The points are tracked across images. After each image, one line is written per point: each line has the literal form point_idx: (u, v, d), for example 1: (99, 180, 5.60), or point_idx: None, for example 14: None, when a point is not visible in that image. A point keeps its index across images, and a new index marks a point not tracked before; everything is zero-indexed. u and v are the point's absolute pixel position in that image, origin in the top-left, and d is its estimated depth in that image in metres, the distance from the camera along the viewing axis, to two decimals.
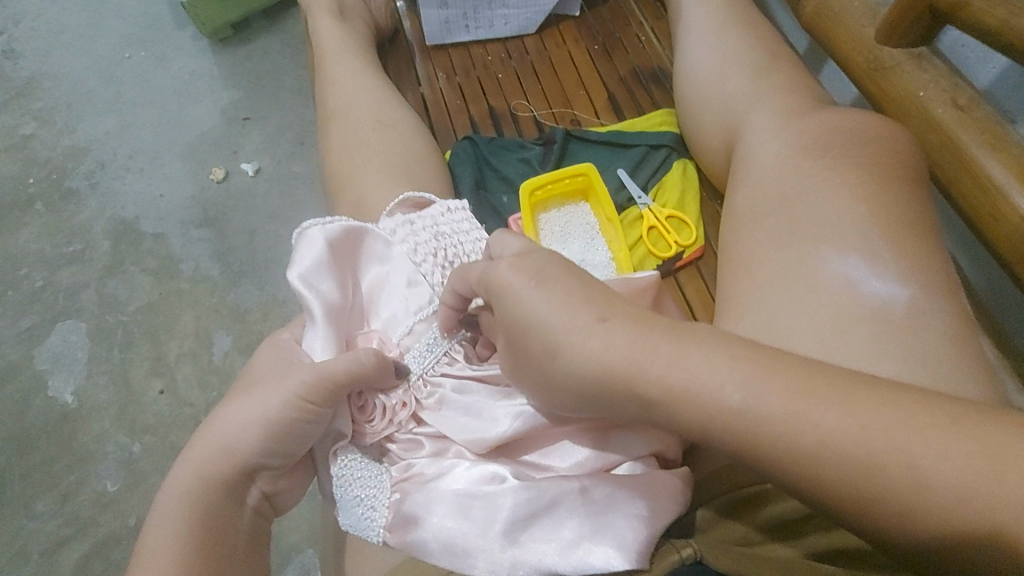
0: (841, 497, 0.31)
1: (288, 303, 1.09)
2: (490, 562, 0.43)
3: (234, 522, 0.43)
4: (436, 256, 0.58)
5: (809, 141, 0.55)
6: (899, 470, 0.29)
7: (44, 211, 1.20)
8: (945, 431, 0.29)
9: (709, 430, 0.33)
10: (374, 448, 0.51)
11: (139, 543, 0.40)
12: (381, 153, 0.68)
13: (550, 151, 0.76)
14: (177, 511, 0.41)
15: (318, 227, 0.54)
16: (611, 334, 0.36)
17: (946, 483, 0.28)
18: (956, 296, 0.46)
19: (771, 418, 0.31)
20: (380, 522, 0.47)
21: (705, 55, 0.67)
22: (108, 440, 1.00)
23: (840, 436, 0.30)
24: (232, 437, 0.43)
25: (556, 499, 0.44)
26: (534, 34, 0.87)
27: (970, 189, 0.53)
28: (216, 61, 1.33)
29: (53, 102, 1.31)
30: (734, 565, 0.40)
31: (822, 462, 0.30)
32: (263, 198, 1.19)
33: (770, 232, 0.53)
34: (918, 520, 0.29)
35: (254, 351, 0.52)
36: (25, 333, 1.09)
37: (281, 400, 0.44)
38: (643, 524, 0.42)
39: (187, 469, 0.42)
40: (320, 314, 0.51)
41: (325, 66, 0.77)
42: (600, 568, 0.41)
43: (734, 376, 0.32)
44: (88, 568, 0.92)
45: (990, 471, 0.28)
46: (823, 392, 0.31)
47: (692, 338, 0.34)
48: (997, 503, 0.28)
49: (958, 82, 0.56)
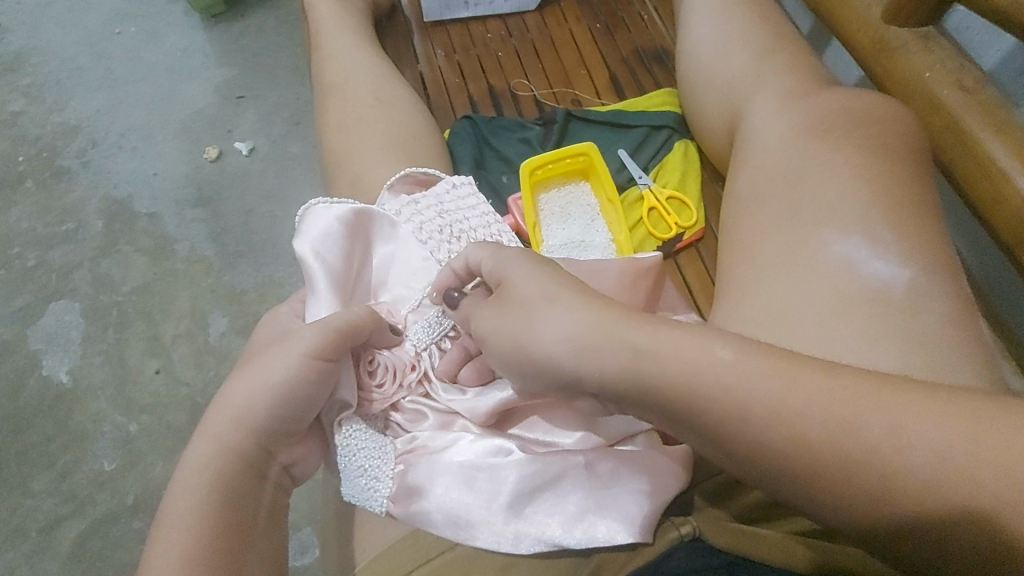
0: (828, 469, 0.31)
1: (284, 283, 1.09)
2: (494, 534, 0.44)
3: (255, 492, 0.42)
4: (442, 232, 0.58)
5: (810, 122, 0.55)
6: (881, 435, 0.30)
7: (35, 189, 1.18)
8: (924, 401, 0.30)
9: (696, 398, 0.33)
10: (379, 418, 0.51)
11: (159, 514, 0.39)
12: (380, 131, 0.67)
13: (550, 131, 0.76)
14: (198, 488, 0.39)
15: (325, 205, 0.54)
16: (597, 309, 0.38)
17: (926, 447, 0.29)
18: (956, 277, 0.47)
19: (755, 384, 0.32)
20: (384, 492, 0.46)
21: (709, 33, 0.66)
22: (104, 420, 1.00)
23: (823, 401, 0.31)
24: (246, 407, 0.42)
25: (561, 473, 0.45)
26: (535, 12, 0.85)
27: (973, 170, 0.53)
28: (209, 38, 1.30)
29: (43, 77, 1.28)
30: (733, 541, 0.41)
31: (805, 427, 0.31)
32: (258, 178, 1.17)
33: (772, 210, 0.53)
34: (899, 489, 0.29)
35: (257, 326, 0.52)
36: (18, 312, 1.08)
37: (294, 360, 0.44)
38: (646, 499, 0.43)
39: (204, 446, 0.41)
40: (323, 283, 0.51)
41: (322, 41, 0.76)
42: (605, 540, 0.42)
43: (719, 347, 0.34)
44: (85, 546, 0.92)
45: (968, 434, 0.29)
46: (802, 363, 0.33)
47: (678, 324, 0.36)
48: (978, 467, 0.28)
49: (964, 62, 0.56)
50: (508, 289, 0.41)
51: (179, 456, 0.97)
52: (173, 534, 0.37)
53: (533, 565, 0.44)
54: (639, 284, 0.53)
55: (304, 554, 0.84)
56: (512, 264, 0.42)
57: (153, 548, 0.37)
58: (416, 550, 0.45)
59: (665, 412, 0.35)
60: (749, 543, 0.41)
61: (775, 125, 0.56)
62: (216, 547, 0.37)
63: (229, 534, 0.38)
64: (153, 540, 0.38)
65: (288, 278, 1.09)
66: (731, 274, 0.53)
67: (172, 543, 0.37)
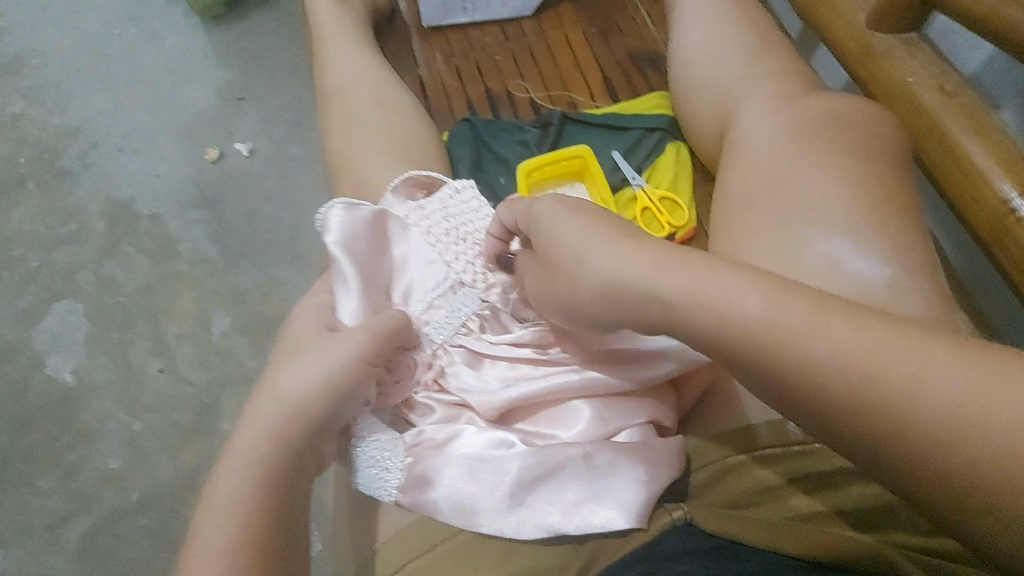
0: (843, 416, 0.32)
1: (286, 283, 1.10)
2: (497, 522, 0.46)
3: (298, 483, 0.45)
4: (450, 234, 0.59)
5: (796, 126, 0.57)
6: (899, 387, 0.31)
7: (37, 191, 1.20)
8: (946, 355, 0.31)
9: (723, 340, 0.35)
10: (389, 411, 0.53)
11: (208, 494, 0.43)
12: (382, 133, 0.69)
13: (547, 134, 0.78)
14: (244, 478, 0.42)
15: (347, 206, 0.57)
16: (634, 251, 0.39)
17: (942, 403, 0.30)
18: (934, 274, 0.49)
19: (787, 329, 0.33)
20: (393, 483, 0.48)
21: (699, 38, 0.68)
22: (109, 419, 1.02)
23: (853, 349, 0.32)
24: (296, 402, 0.45)
25: (561, 463, 0.47)
26: (531, 16, 0.87)
27: (952, 171, 0.55)
28: (209, 39, 1.32)
29: (43, 80, 1.30)
30: (721, 525, 0.43)
31: (828, 373, 0.32)
32: (259, 179, 1.19)
33: (772, 198, 0.54)
34: (913, 441, 0.30)
35: (286, 318, 0.54)
36: (23, 314, 1.10)
37: (345, 360, 0.47)
38: (643, 488, 0.45)
39: (253, 437, 0.44)
40: (354, 280, 0.55)
41: (323, 45, 0.78)
42: (602, 527, 0.44)
43: (754, 294, 0.35)
44: (92, 543, 0.94)
45: (989, 396, 0.29)
46: (838, 312, 0.33)
47: (714, 266, 0.37)
48: (992, 430, 0.29)
49: (945, 68, 0.58)
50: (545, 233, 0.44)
51: (185, 454, 0.99)
52: (218, 520, 0.41)
53: (528, 552, 0.45)
54: None
55: None
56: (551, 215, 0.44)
57: (201, 524, 0.41)
58: (421, 537, 0.46)
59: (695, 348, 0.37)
60: (737, 525, 0.43)
61: (781, 111, 0.59)
62: (255, 536, 0.41)
63: (272, 520, 0.42)
64: (200, 518, 0.42)
65: (291, 278, 1.10)
66: (738, 235, 0.55)
67: (219, 525, 0.41)
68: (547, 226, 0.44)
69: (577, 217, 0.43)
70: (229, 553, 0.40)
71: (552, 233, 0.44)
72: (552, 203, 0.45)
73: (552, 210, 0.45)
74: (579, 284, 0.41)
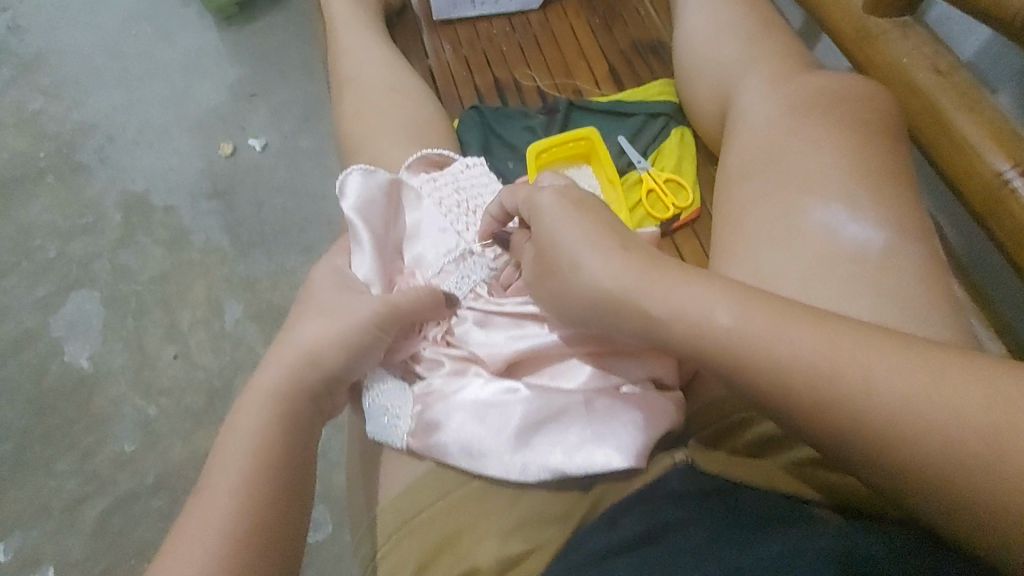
0: (808, 410, 0.36)
1: (296, 272, 1.13)
2: (503, 464, 0.49)
3: (310, 422, 0.50)
4: (461, 206, 0.63)
5: (794, 103, 0.59)
6: (854, 382, 0.35)
7: (55, 184, 1.23)
8: (899, 354, 0.36)
9: (700, 346, 0.39)
10: (398, 365, 0.56)
11: (232, 418, 0.48)
12: (394, 117, 0.71)
13: (553, 120, 0.80)
14: (264, 408, 0.48)
15: (365, 172, 0.61)
16: (628, 260, 0.43)
17: (890, 394, 0.35)
18: (929, 239, 0.51)
19: (753, 335, 0.38)
20: (404, 428, 0.52)
21: (702, 23, 0.71)
22: (124, 403, 1.04)
23: (812, 352, 0.37)
24: (315, 351, 0.50)
25: (563, 408, 0.50)
26: (537, 10, 0.90)
27: (947, 147, 0.57)
28: (222, 38, 1.35)
29: (61, 78, 1.33)
30: (721, 467, 0.45)
31: (790, 373, 0.37)
32: (270, 172, 1.22)
33: (765, 192, 0.56)
34: (867, 427, 0.35)
35: (307, 275, 0.58)
36: (41, 302, 1.13)
37: (360, 324, 0.51)
38: (640, 430, 0.48)
39: (274, 371, 0.50)
40: (369, 243, 0.58)
41: (337, 36, 0.80)
42: (602, 466, 0.47)
43: (724, 306, 0.40)
44: (107, 523, 0.96)
45: (929, 385, 0.34)
46: (799, 319, 0.38)
47: (694, 276, 0.42)
48: (931, 412, 0.34)
49: (939, 48, 0.60)
50: (545, 235, 0.46)
51: (198, 437, 1.01)
52: (240, 440, 0.46)
53: (539, 497, 0.48)
54: None
55: (317, 530, 0.91)
56: (547, 212, 0.47)
57: (224, 441, 0.47)
58: (436, 485, 0.50)
59: (676, 354, 0.41)
60: (736, 468, 0.45)
61: (780, 110, 0.59)
62: (266, 459, 0.46)
63: (286, 449, 0.47)
64: (225, 429, 0.48)
65: (301, 267, 1.13)
66: (734, 233, 0.56)
67: (241, 443, 0.46)
68: (545, 225, 0.46)
69: (579, 219, 0.45)
70: (249, 470, 0.45)
71: (550, 235, 0.46)
72: (553, 197, 0.47)
73: (552, 209, 0.47)
74: (576, 280, 0.44)
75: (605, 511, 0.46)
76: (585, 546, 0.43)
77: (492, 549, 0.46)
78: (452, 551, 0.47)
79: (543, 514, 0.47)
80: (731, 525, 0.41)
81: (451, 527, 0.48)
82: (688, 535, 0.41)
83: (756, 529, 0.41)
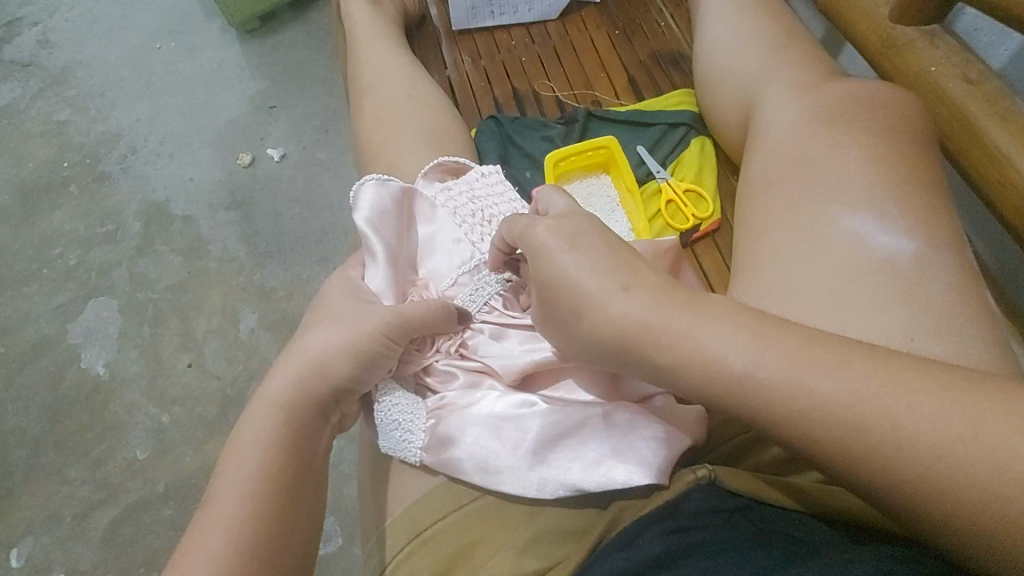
0: (834, 460, 0.34)
1: (312, 281, 1.13)
2: (520, 479, 0.48)
3: (317, 433, 0.49)
4: (477, 217, 0.63)
5: (818, 111, 0.58)
6: (884, 431, 0.32)
7: (78, 193, 1.24)
8: (932, 396, 0.32)
9: (713, 394, 0.37)
10: (411, 379, 0.55)
11: (237, 430, 0.47)
12: (412, 125, 0.71)
13: (572, 129, 0.80)
14: (269, 420, 0.47)
15: (378, 182, 0.61)
16: (633, 302, 0.40)
17: (923, 444, 0.31)
18: (962, 249, 0.49)
19: (768, 382, 0.35)
20: (418, 443, 0.51)
21: (722, 34, 0.70)
22: (137, 411, 1.04)
23: (834, 401, 0.33)
24: (323, 361, 0.49)
25: (581, 422, 0.49)
26: (557, 20, 0.90)
27: (978, 159, 0.55)
28: (244, 52, 1.37)
29: (88, 89, 1.36)
30: (744, 485, 0.43)
31: (812, 424, 0.34)
32: (288, 182, 1.23)
33: (785, 223, 0.54)
34: (899, 479, 0.32)
35: (319, 289, 0.57)
36: (60, 309, 1.14)
37: (367, 335, 0.50)
38: (661, 445, 0.46)
39: (281, 381, 0.49)
40: (382, 255, 0.58)
41: (357, 46, 0.81)
42: (622, 482, 0.45)
43: (735, 349, 0.36)
44: (117, 532, 0.95)
45: (968, 434, 0.31)
46: (818, 361, 0.35)
47: (703, 313, 0.38)
48: (972, 463, 0.30)
49: (969, 57, 0.59)
50: (551, 269, 0.43)
51: (210, 446, 1.01)
52: (244, 451, 0.45)
53: (557, 512, 0.47)
54: (659, 260, 0.60)
55: (328, 542, 0.90)
56: (549, 247, 0.44)
57: (228, 454, 0.46)
58: (450, 497, 0.50)
59: (691, 400, 0.39)
60: (758, 485, 0.43)
61: (799, 135, 0.57)
62: (268, 473, 0.45)
63: (290, 461, 0.46)
64: (230, 439, 0.47)
65: (317, 276, 1.13)
66: (755, 262, 0.54)
67: (244, 454, 0.45)
68: (545, 261, 0.44)
69: (576, 255, 0.43)
70: (252, 484, 0.44)
71: (553, 270, 0.43)
72: (550, 231, 0.45)
73: (551, 243, 0.44)
74: (586, 322, 0.41)
75: (622, 528, 0.44)
76: (601, 567, 0.41)
77: (507, 563, 0.45)
78: (468, 564, 0.47)
79: (562, 531, 0.47)
80: (754, 546, 0.40)
81: (467, 539, 0.48)
82: (712, 556, 0.40)
83: (783, 553, 0.39)
